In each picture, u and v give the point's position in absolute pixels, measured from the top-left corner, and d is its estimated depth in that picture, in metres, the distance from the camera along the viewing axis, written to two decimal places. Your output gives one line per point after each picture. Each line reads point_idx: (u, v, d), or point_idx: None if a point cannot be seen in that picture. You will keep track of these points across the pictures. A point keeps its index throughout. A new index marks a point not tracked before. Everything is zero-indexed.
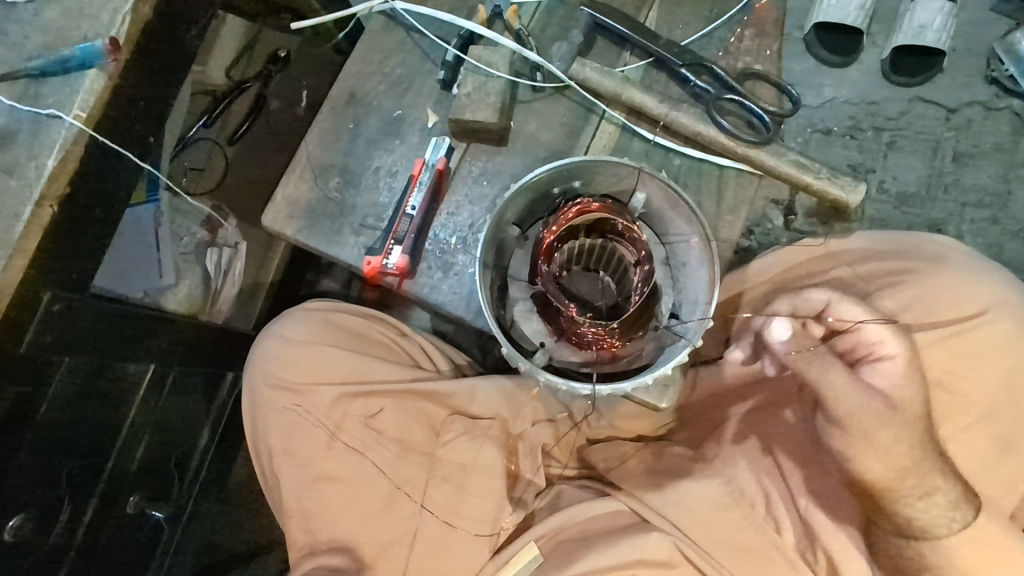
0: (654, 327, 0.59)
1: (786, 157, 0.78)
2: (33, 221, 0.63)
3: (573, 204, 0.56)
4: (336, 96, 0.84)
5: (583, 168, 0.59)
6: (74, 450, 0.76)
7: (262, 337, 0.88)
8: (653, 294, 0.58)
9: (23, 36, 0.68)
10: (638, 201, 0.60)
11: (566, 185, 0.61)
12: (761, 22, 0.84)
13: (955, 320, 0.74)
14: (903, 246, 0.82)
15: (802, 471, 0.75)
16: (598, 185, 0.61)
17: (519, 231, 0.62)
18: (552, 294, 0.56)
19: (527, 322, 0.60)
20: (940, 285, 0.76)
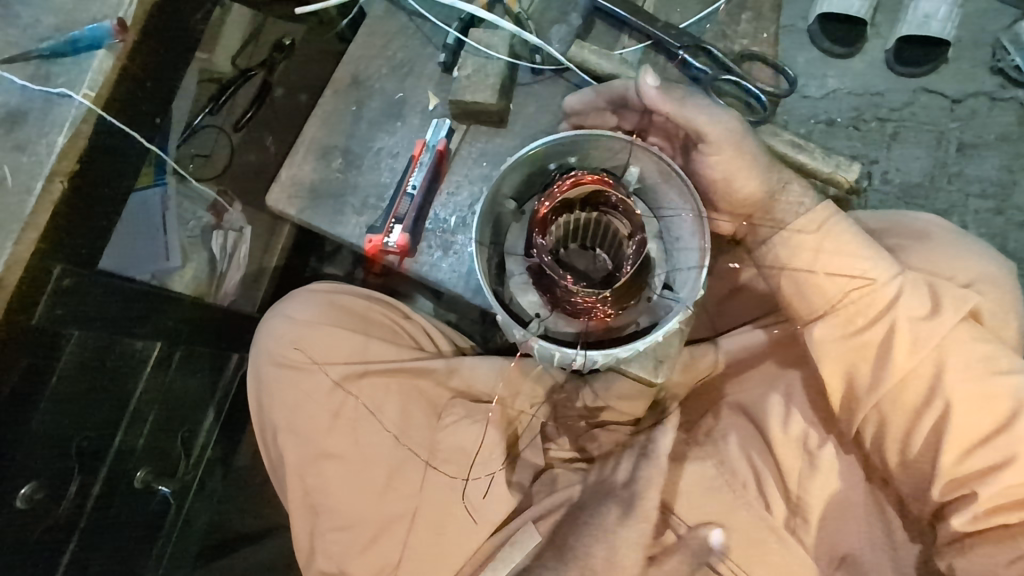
0: (646, 299, 0.60)
1: (781, 137, 0.79)
2: (44, 196, 0.65)
3: (567, 177, 0.58)
4: (339, 80, 0.86)
5: (578, 141, 0.61)
6: (83, 423, 0.78)
7: (267, 317, 0.89)
8: (647, 266, 0.59)
9: (34, 19, 0.70)
10: (632, 174, 0.60)
11: (560, 159, 0.62)
12: (758, 5, 0.84)
13: None
14: (892, 224, 0.79)
15: (793, 450, 0.76)
16: (594, 159, 0.63)
17: (514, 204, 0.62)
18: (547, 265, 0.57)
19: (523, 294, 0.61)
20: (931, 260, 0.72)
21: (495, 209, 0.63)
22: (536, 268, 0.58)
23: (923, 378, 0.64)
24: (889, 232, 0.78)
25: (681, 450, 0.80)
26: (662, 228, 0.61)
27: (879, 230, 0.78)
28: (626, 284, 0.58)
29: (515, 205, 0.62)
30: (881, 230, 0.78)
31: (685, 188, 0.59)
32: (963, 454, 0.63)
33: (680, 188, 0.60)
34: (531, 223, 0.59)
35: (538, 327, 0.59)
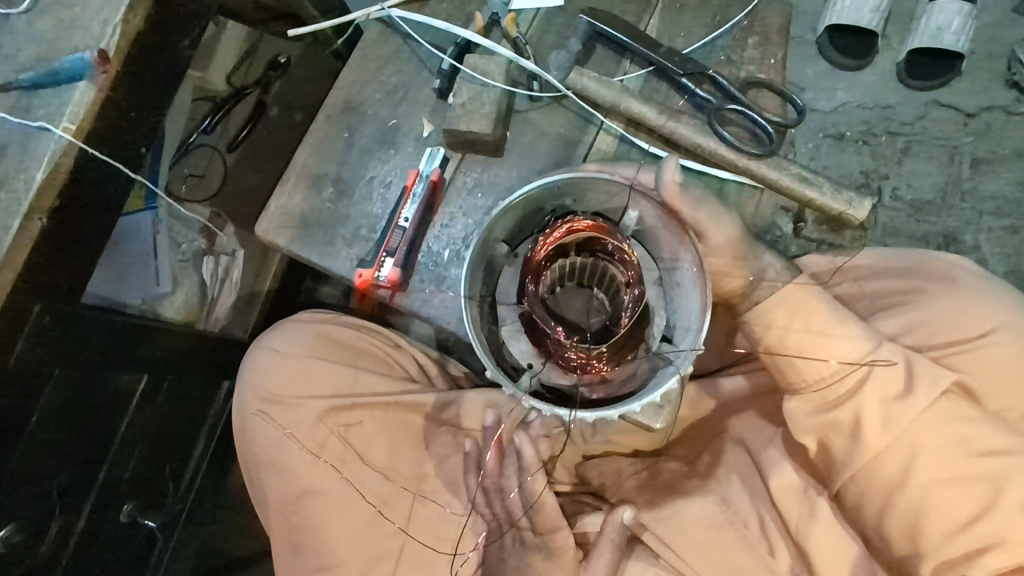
0: (644, 350, 0.57)
1: (788, 171, 0.76)
2: (22, 234, 0.62)
3: (562, 223, 0.55)
4: (331, 105, 0.83)
5: (576, 184, 0.58)
6: (64, 462, 0.76)
7: (253, 348, 0.87)
8: (644, 315, 0.57)
9: (16, 48, 0.68)
10: (629, 220, 0.59)
11: (560, 200, 0.60)
12: (764, 31, 0.80)
13: (959, 341, 0.70)
14: (912, 264, 0.78)
15: (797, 494, 0.73)
16: (592, 202, 0.60)
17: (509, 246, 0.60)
18: (539, 315, 0.55)
19: (515, 342, 0.59)
20: (947, 306, 0.72)
21: (487, 251, 0.60)
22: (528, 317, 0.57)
23: (898, 456, 0.64)
24: (909, 273, 0.77)
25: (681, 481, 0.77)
26: (662, 276, 0.59)
27: (899, 270, 0.78)
28: (622, 335, 0.56)
29: (509, 249, 0.60)
30: (902, 270, 0.78)
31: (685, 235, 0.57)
32: (955, 527, 0.63)
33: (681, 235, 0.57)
34: (524, 269, 0.57)
35: (531, 380, 0.57)
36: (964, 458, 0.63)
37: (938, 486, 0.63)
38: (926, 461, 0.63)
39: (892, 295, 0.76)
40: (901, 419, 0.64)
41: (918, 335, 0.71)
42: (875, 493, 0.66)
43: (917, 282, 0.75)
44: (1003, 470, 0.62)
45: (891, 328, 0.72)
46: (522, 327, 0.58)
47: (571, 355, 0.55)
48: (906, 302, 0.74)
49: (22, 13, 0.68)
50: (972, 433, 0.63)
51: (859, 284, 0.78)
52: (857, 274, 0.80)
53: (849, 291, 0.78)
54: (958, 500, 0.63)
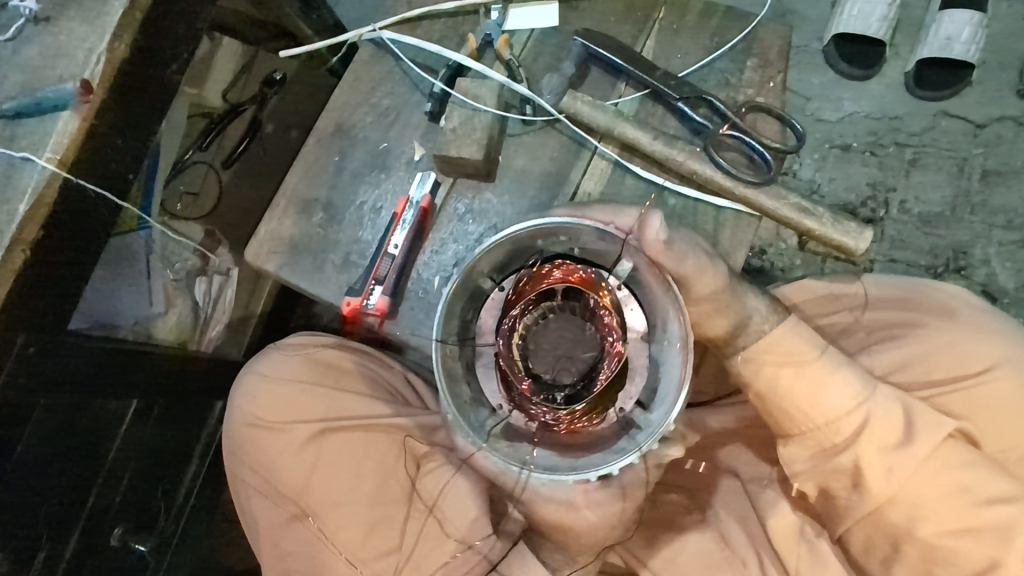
0: (613, 417, 0.55)
1: (787, 200, 0.74)
2: (5, 266, 0.62)
3: (556, 268, 0.56)
4: (322, 128, 0.82)
5: (571, 228, 0.56)
6: (54, 490, 0.76)
7: (242, 372, 0.86)
8: (618, 377, 0.55)
9: (2, 75, 0.67)
10: (621, 270, 0.57)
11: (556, 244, 0.57)
12: (764, 50, 0.77)
13: (958, 376, 0.73)
14: (912, 295, 0.79)
15: (789, 535, 0.73)
16: (584, 247, 0.57)
17: (493, 281, 0.58)
18: (510, 359, 0.54)
19: (486, 381, 0.57)
20: (947, 343, 0.74)
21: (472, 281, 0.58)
22: (500, 359, 0.55)
23: (902, 508, 0.63)
24: (910, 304, 0.78)
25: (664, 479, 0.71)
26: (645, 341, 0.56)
27: (896, 300, 0.80)
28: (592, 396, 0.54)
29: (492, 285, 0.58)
30: (903, 300, 0.79)
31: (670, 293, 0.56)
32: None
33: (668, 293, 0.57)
34: (506, 307, 0.56)
35: (494, 426, 0.55)
36: (970, 506, 0.63)
37: (947, 538, 0.63)
38: (931, 512, 0.63)
39: (888, 326, 0.78)
40: (904, 470, 0.63)
41: (914, 370, 0.74)
42: (881, 539, 0.66)
43: (914, 315, 0.77)
44: (1008, 519, 0.62)
45: (887, 364, 0.74)
46: (492, 368, 0.56)
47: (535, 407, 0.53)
48: (901, 336, 0.76)
49: (8, 41, 0.68)
50: (975, 481, 0.63)
51: (854, 312, 0.80)
52: (852, 302, 0.81)
53: (845, 321, 0.79)
54: (970, 546, 0.63)
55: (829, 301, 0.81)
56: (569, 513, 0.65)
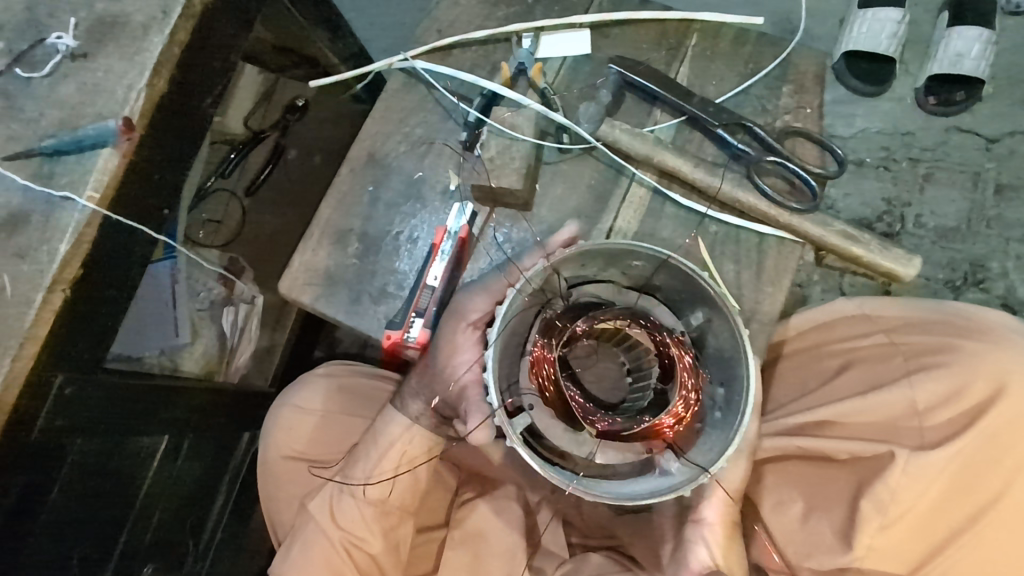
0: (521, 400, 0.58)
1: (833, 226, 0.72)
2: (44, 308, 0.61)
3: (690, 394, 0.55)
4: (355, 158, 0.81)
5: (734, 413, 0.54)
6: (86, 532, 0.74)
7: (277, 404, 0.87)
8: (569, 414, 0.56)
9: (38, 112, 0.66)
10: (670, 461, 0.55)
11: (715, 406, 0.57)
12: (799, 77, 0.77)
13: (976, 405, 0.73)
14: (942, 319, 0.79)
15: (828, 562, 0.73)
16: (711, 428, 0.56)
17: (692, 328, 0.60)
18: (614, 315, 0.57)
19: (598, 295, 0.61)
20: (981, 368, 0.73)
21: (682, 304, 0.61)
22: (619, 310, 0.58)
23: None
24: (939, 327, 0.78)
25: (693, 509, 0.69)
26: (585, 453, 0.55)
27: (924, 323, 0.79)
28: (555, 378, 0.56)
29: (686, 318, 0.60)
30: (930, 322, 0.79)
31: (652, 494, 0.52)
32: None
33: (648, 493, 0.53)
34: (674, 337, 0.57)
35: (555, 284, 0.60)
36: None
37: None
38: None
39: (926, 352, 0.76)
40: None
41: (949, 399, 0.73)
42: None
43: (947, 338, 0.76)
44: None
45: (933, 394, 0.74)
46: (602, 296, 0.60)
47: (557, 320, 0.58)
48: (941, 362, 0.75)
49: (44, 77, 0.67)
50: None
51: (890, 337, 0.79)
52: (888, 325, 0.80)
53: (880, 344, 0.79)
54: None
55: (863, 322, 0.81)
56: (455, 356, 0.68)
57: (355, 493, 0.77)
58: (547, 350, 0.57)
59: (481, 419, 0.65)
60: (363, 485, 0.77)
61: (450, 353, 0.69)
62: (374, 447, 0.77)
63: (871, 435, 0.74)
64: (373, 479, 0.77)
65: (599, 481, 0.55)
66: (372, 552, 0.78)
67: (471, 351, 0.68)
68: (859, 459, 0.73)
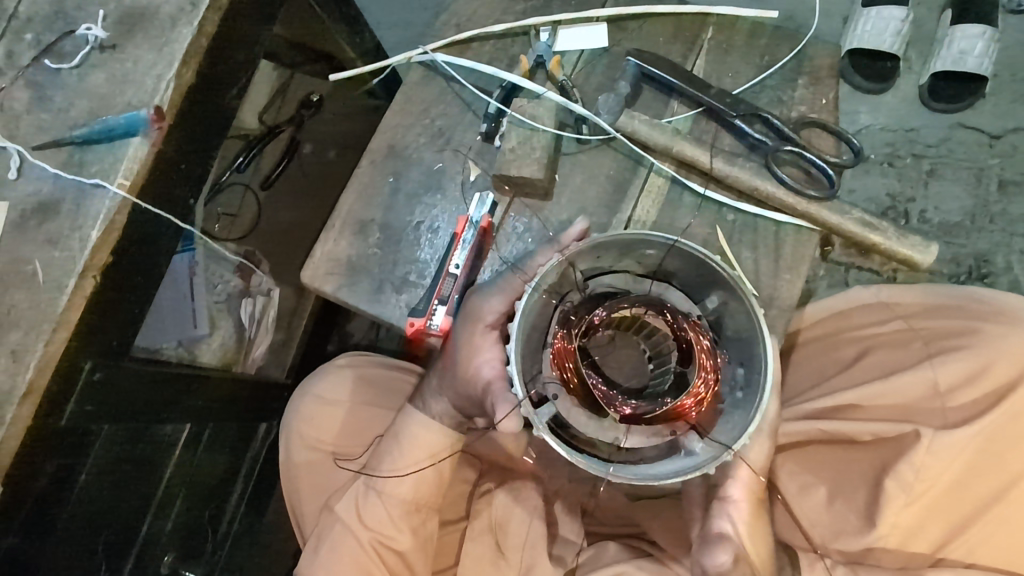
0: (545, 390, 0.56)
1: (850, 214, 0.73)
2: (76, 293, 0.62)
3: (708, 377, 0.54)
4: (375, 149, 0.82)
5: (755, 391, 0.53)
6: (111, 517, 0.74)
7: (298, 393, 0.89)
8: (592, 404, 0.55)
9: (67, 102, 0.67)
10: (694, 444, 0.54)
11: (734, 386, 0.56)
12: (815, 69, 0.78)
13: (1001, 387, 0.74)
14: (959, 303, 0.81)
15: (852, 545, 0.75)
16: (733, 408, 0.55)
17: (709, 311, 0.58)
18: (630, 303, 0.55)
19: (615, 283, 0.59)
20: (1005, 351, 0.75)
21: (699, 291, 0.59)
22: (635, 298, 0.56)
23: None
24: (961, 312, 0.80)
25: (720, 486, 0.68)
26: (611, 439, 0.54)
27: (944, 308, 0.82)
28: (578, 369, 0.55)
29: (702, 303, 0.58)
30: (949, 307, 0.81)
31: (677, 474, 0.52)
32: None
33: (673, 472, 0.53)
34: (692, 322, 0.56)
35: (571, 278, 0.59)
36: None
37: None
38: None
39: (946, 336, 0.78)
40: None
41: (976, 381, 0.75)
42: None
43: (968, 322, 0.78)
44: None
45: (955, 375, 0.75)
46: (618, 284, 0.59)
47: (574, 311, 0.57)
48: (965, 344, 0.76)
49: (73, 68, 0.68)
50: None
51: (908, 322, 0.81)
52: (906, 311, 0.83)
53: (897, 330, 0.81)
54: None
55: (880, 309, 0.84)
56: (476, 353, 0.68)
57: (380, 492, 0.79)
58: (566, 340, 0.56)
59: (509, 409, 0.63)
60: (388, 485, 0.79)
61: (470, 346, 0.69)
62: (397, 446, 0.78)
63: (892, 416, 0.76)
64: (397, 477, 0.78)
65: (627, 466, 0.54)
66: (401, 549, 0.79)
67: (490, 351, 0.68)
68: (883, 439, 0.75)
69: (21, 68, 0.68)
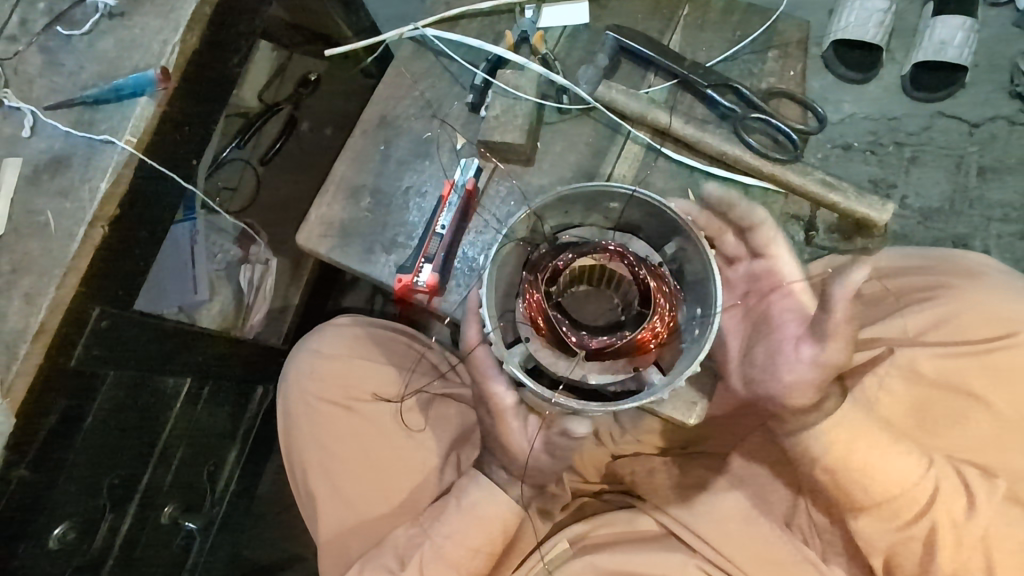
0: (518, 332, 0.61)
1: (812, 176, 0.78)
2: (86, 241, 0.66)
3: (665, 315, 0.58)
4: (367, 120, 0.86)
5: (707, 327, 0.57)
6: (115, 461, 0.79)
7: (296, 350, 0.93)
8: (560, 343, 0.59)
9: (78, 66, 0.72)
10: (654, 378, 0.58)
11: (693, 324, 0.60)
12: (784, 43, 0.83)
13: (970, 340, 0.78)
14: (934, 262, 0.86)
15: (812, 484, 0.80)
16: (690, 344, 0.59)
17: (669, 258, 0.63)
18: (592, 249, 0.60)
19: (582, 236, 0.63)
20: (969, 303, 0.79)
21: (659, 241, 0.64)
22: (597, 245, 0.60)
23: None
24: (934, 270, 0.85)
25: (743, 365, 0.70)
26: (577, 375, 0.59)
27: (922, 267, 0.86)
28: (545, 309, 0.59)
29: (661, 250, 0.64)
30: (920, 267, 0.86)
31: (635, 400, 0.56)
32: None
33: (634, 400, 0.57)
34: (653, 268, 0.60)
35: (542, 231, 0.64)
36: None
37: None
38: None
39: (917, 291, 0.83)
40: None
41: (944, 329, 0.79)
42: None
43: (943, 279, 0.83)
44: None
45: (922, 320, 0.80)
46: (586, 235, 0.63)
47: (541, 258, 0.61)
48: (932, 296, 0.81)
49: (84, 35, 0.73)
50: None
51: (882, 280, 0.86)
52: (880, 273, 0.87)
53: (873, 290, 0.85)
54: None
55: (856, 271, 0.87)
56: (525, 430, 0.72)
57: (447, 556, 0.79)
58: (534, 286, 0.60)
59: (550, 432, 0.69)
60: (455, 554, 0.79)
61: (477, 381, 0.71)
62: (460, 515, 0.79)
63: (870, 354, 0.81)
64: (458, 537, 0.79)
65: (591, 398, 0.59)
66: None
67: (522, 420, 0.72)
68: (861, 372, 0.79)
69: (33, 34, 0.73)
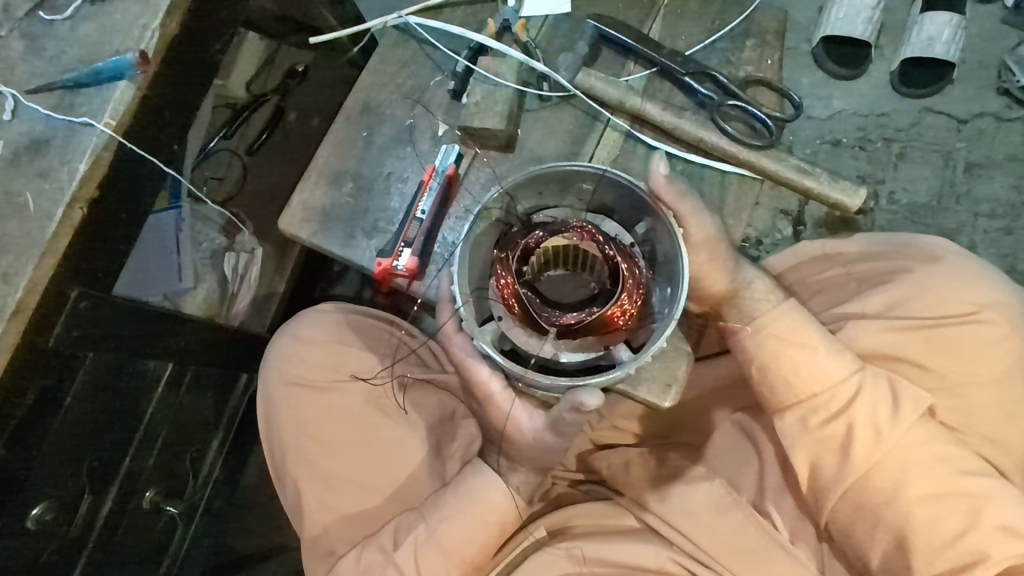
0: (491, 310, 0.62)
1: (787, 162, 0.82)
2: (65, 222, 0.67)
3: (634, 293, 0.58)
4: (350, 106, 0.87)
5: (673, 306, 0.58)
6: (95, 443, 0.79)
7: (277, 335, 0.93)
8: (531, 322, 0.60)
9: (60, 51, 0.72)
10: (622, 355, 0.59)
11: (664, 304, 0.60)
12: (762, 32, 0.85)
13: (937, 318, 0.78)
14: (895, 249, 0.86)
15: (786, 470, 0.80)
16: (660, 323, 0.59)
17: (640, 237, 0.64)
18: (563, 228, 0.60)
19: (556, 215, 0.64)
20: (930, 283, 0.80)
21: (632, 221, 0.65)
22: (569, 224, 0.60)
23: None
24: (893, 255, 0.86)
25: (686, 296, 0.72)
26: (548, 352, 0.60)
27: (885, 253, 0.87)
28: (516, 289, 0.59)
29: (633, 230, 0.65)
30: (884, 253, 0.87)
31: (601, 377, 0.58)
32: None
33: (600, 376, 0.58)
34: (625, 248, 0.61)
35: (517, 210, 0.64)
36: None
37: None
38: None
39: (879, 275, 0.84)
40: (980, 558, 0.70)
41: (902, 309, 0.80)
42: None
43: (901, 263, 0.84)
44: None
45: (881, 302, 0.81)
46: (561, 215, 0.64)
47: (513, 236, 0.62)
48: (890, 280, 0.82)
49: (66, 20, 0.73)
50: None
51: (847, 267, 0.87)
52: (846, 260, 0.89)
53: (840, 276, 0.87)
54: None
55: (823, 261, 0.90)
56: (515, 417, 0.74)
57: (441, 545, 0.80)
58: (506, 265, 0.60)
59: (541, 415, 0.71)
60: (448, 543, 0.80)
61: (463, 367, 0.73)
62: (455, 502, 0.80)
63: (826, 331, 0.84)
64: (452, 525, 0.80)
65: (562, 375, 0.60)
66: None
67: (529, 414, 0.73)
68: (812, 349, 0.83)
69: (17, 20, 0.73)
